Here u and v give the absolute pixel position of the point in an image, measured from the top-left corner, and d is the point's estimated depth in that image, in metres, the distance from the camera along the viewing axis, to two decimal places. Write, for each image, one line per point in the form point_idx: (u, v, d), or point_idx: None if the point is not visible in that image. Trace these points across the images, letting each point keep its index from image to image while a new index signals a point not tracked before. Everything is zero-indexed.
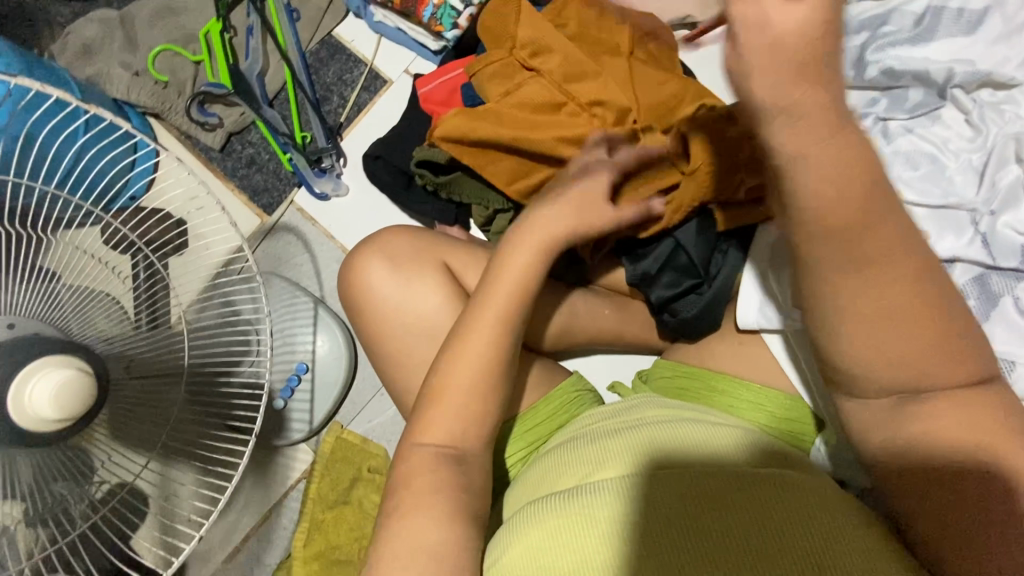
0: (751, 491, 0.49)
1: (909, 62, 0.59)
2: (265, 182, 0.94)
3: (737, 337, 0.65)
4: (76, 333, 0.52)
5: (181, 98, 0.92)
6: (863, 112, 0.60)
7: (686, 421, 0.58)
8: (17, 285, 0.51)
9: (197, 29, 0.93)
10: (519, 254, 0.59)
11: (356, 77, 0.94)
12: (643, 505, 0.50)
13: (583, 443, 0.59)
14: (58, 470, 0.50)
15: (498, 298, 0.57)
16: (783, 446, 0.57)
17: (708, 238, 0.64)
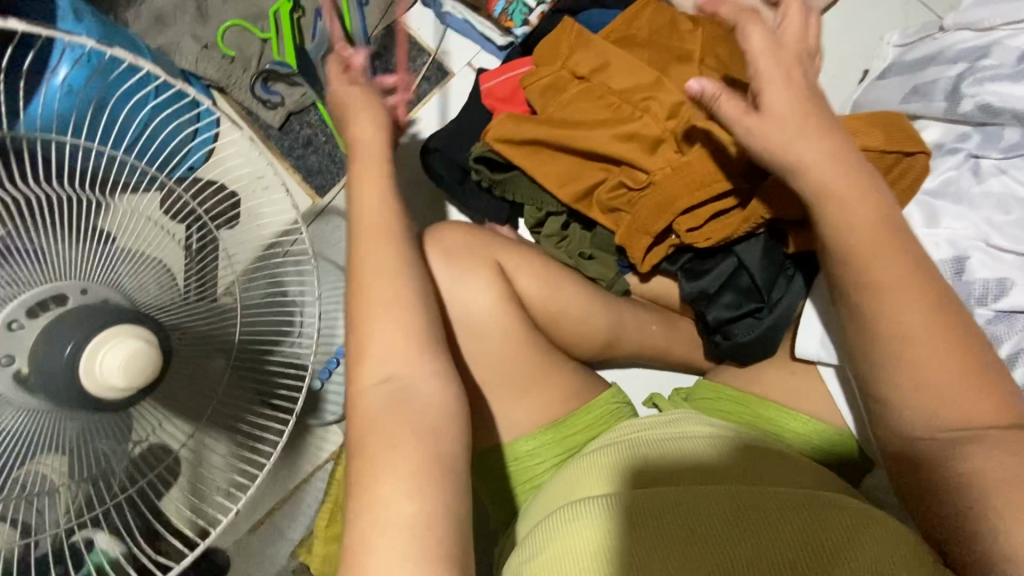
0: (775, 508, 0.49)
1: (1009, 100, 0.56)
2: (319, 163, 0.95)
3: (790, 367, 0.64)
4: (139, 300, 0.54)
5: (245, 74, 0.93)
6: (953, 146, 0.58)
7: (704, 436, 0.59)
8: (79, 246, 0.51)
9: (267, 7, 0.94)
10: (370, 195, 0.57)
11: (418, 66, 0.92)
12: (684, 521, 0.49)
13: (603, 453, 0.59)
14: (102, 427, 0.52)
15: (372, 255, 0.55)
16: (814, 471, 0.57)
17: (774, 262, 0.62)
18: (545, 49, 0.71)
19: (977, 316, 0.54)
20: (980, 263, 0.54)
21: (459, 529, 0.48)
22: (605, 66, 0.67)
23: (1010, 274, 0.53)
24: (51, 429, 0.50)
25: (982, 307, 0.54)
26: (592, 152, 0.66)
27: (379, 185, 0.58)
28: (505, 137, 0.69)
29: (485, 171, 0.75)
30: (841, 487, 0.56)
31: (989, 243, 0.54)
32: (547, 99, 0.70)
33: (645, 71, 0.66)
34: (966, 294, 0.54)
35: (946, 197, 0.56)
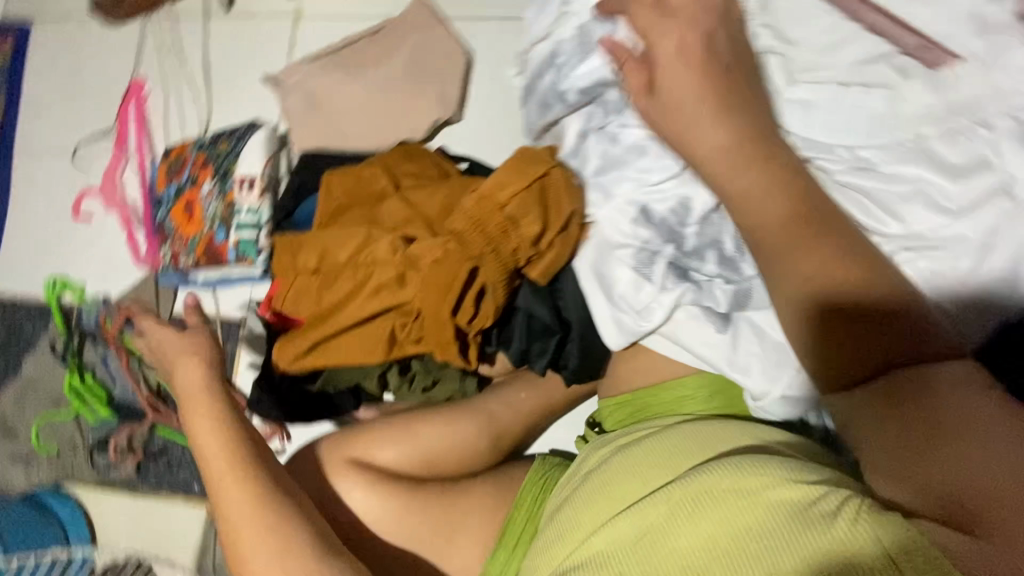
0: (705, 484, 0.49)
1: (590, 76, 0.63)
2: (190, 474, 0.93)
3: (630, 352, 0.67)
4: None
5: (77, 453, 0.95)
6: (583, 130, 0.64)
7: (644, 444, 0.59)
8: None
9: (60, 386, 0.97)
10: (202, 427, 0.61)
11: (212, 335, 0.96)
12: (629, 546, 0.51)
13: (565, 507, 0.59)
14: None
15: (229, 481, 0.57)
16: (736, 430, 0.58)
17: (546, 292, 0.67)
18: (279, 263, 0.76)
19: (688, 239, 0.59)
20: (655, 202, 0.60)
21: None
22: (320, 251, 0.72)
23: (684, 194, 0.59)
24: None
25: (686, 228, 0.59)
26: (364, 317, 0.70)
27: (206, 416, 0.62)
28: (296, 356, 0.73)
29: (305, 386, 0.78)
30: (764, 431, 0.59)
31: (652, 183, 0.60)
32: (302, 302, 0.74)
33: (352, 232, 0.71)
34: (668, 228, 0.60)
35: (609, 169, 0.62)
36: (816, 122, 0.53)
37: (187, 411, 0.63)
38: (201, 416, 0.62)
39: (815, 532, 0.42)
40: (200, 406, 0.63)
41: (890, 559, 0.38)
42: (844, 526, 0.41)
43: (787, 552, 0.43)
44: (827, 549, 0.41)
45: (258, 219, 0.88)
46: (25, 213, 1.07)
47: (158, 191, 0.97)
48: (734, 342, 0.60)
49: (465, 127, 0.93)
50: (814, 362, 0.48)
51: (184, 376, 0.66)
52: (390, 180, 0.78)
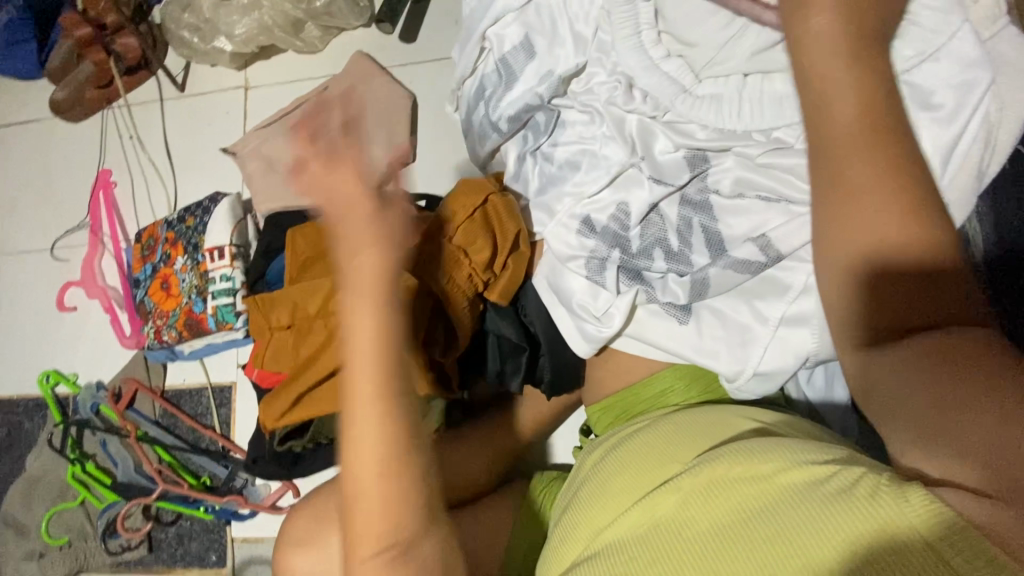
0: (719, 475, 0.47)
1: (515, 104, 0.66)
2: (202, 543, 0.94)
3: (603, 358, 0.69)
4: None
5: (89, 540, 0.96)
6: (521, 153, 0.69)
7: (647, 437, 0.58)
8: None
9: (65, 476, 0.98)
10: (365, 321, 0.55)
11: (207, 403, 0.98)
12: (641, 538, 0.48)
13: (571, 508, 0.58)
14: None
15: (367, 400, 0.54)
16: (732, 420, 0.57)
17: (511, 311, 0.69)
18: (256, 320, 0.78)
19: (633, 241, 0.62)
20: (595, 211, 0.63)
21: None
22: (291, 308, 0.75)
23: (620, 199, 0.62)
24: None
25: (630, 231, 0.62)
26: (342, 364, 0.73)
27: (374, 313, 0.55)
28: (282, 413, 0.74)
29: (296, 441, 0.78)
30: (756, 416, 0.59)
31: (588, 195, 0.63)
32: (282, 358, 0.76)
33: (318, 283, 0.74)
34: (612, 234, 0.62)
35: (547, 188, 0.66)
36: (729, 112, 0.56)
37: (350, 296, 0.55)
38: (361, 303, 0.55)
39: (836, 508, 0.40)
40: (366, 300, 0.55)
41: (928, 544, 0.36)
42: (867, 499, 0.39)
43: (806, 530, 0.41)
44: (853, 529, 0.39)
45: (233, 285, 0.91)
46: (11, 314, 1.10)
47: (135, 272, 1.00)
48: (697, 329, 0.61)
49: (419, 165, 0.96)
50: (856, 298, 0.45)
51: (359, 263, 0.55)
52: None
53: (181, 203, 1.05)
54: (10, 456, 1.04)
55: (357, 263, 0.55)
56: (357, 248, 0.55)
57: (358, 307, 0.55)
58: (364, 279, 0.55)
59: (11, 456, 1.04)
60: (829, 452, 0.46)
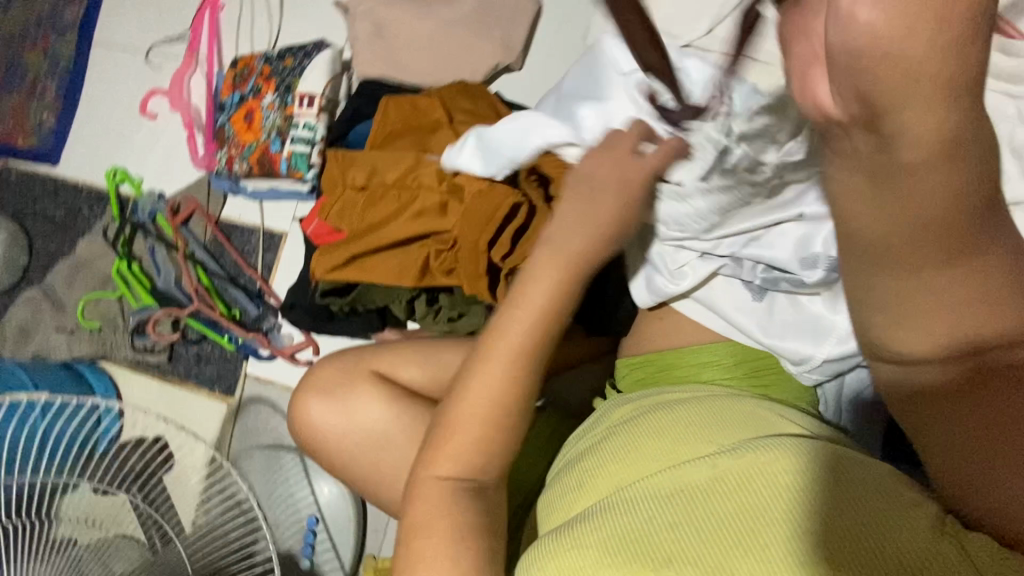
0: (767, 467, 0.47)
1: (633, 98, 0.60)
2: (217, 369, 0.99)
3: (657, 314, 0.68)
4: None
5: (117, 333, 1.00)
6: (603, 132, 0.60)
7: (683, 409, 0.58)
8: (38, 560, 0.67)
9: (108, 269, 1.03)
10: (545, 284, 0.57)
11: (255, 244, 1.01)
12: (668, 498, 0.49)
13: (591, 455, 0.59)
14: None
15: (496, 365, 0.56)
16: (776, 417, 0.57)
17: None
18: (336, 174, 0.78)
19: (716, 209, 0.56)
20: None
21: None
22: (371, 172, 0.75)
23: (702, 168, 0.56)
24: None
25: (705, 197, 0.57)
26: (402, 239, 0.73)
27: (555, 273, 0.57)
28: (332, 267, 0.76)
29: (337, 300, 0.80)
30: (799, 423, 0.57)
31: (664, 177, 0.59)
32: (346, 216, 0.76)
33: (406, 155, 0.74)
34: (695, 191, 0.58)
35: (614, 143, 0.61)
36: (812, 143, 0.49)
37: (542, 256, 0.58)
38: (545, 275, 0.57)
39: (891, 525, 0.42)
40: (548, 266, 0.57)
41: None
42: (917, 534, 0.41)
43: (850, 542, 0.41)
44: (908, 548, 0.40)
45: (312, 136, 0.90)
46: (93, 106, 1.12)
47: (220, 98, 1.00)
48: (769, 309, 0.60)
49: (523, 77, 0.93)
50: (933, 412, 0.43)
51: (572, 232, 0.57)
52: (447, 111, 0.79)
53: (280, 44, 1.04)
54: (63, 234, 1.07)
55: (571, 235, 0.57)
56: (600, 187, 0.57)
57: (542, 268, 0.57)
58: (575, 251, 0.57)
59: (65, 234, 1.07)
60: (869, 469, 0.46)
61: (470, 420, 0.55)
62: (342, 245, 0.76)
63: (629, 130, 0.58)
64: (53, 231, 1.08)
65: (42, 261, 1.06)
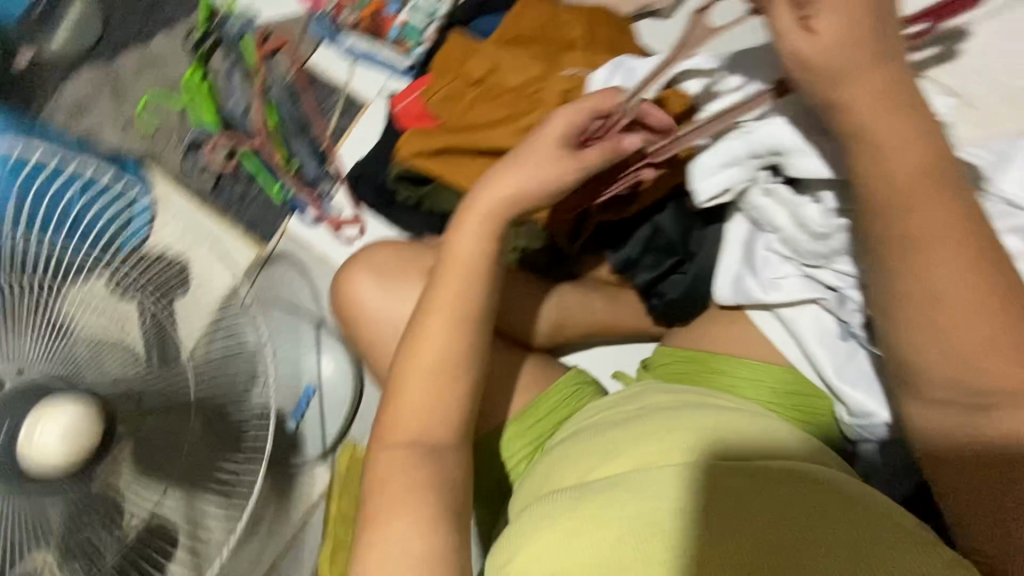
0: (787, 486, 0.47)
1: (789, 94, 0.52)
2: (258, 214, 0.96)
3: (726, 317, 0.64)
4: (87, 375, 0.57)
5: (171, 143, 0.97)
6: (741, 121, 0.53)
7: (712, 413, 0.56)
8: (33, 336, 0.56)
9: (179, 76, 0.98)
10: (468, 235, 0.58)
11: (334, 102, 0.95)
12: (678, 495, 0.48)
13: (596, 434, 0.58)
14: (85, 508, 0.54)
15: (442, 312, 0.57)
16: (819, 450, 0.55)
17: (686, 217, 0.64)
18: (456, 60, 0.74)
19: (807, 242, 0.55)
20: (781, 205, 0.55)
21: (440, 532, 0.50)
22: (492, 69, 0.70)
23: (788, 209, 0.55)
24: (37, 510, 0.52)
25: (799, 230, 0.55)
26: (501, 150, 0.68)
27: (484, 233, 0.57)
28: (416, 154, 0.72)
29: (408, 189, 0.77)
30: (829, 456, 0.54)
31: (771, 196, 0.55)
32: (451, 107, 0.72)
33: (535, 65, 0.69)
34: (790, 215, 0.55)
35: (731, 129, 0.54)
36: None
37: (471, 214, 0.58)
38: (479, 230, 0.58)
39: None
40: (475, 220, 0.57)
41: None
42: None
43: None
44: None
45: (433, 11, 0.88)
46: None
47: None
48: (848, 352, 0.58)
49: (668, 26, 0.85)
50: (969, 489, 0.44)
51: (490, 186, 0.57)
52: (589, 34, 0.73)
53: None
54: (143, 23, 1.01)
55: (497, 184, 0.57)
56: (517, 166, 0.57)
57: (466, 224, 0.58)
58: (492, 204, 0.57)
59: (144, 23, 1.01)
60: (906, 532, 0.44)
61: (432, 363, 0.56)
62: (435, 135, 0.71)
63: (751, 129, 0.52)
64: (133, 15, 1.01)
65: (114, 44, 1.00)
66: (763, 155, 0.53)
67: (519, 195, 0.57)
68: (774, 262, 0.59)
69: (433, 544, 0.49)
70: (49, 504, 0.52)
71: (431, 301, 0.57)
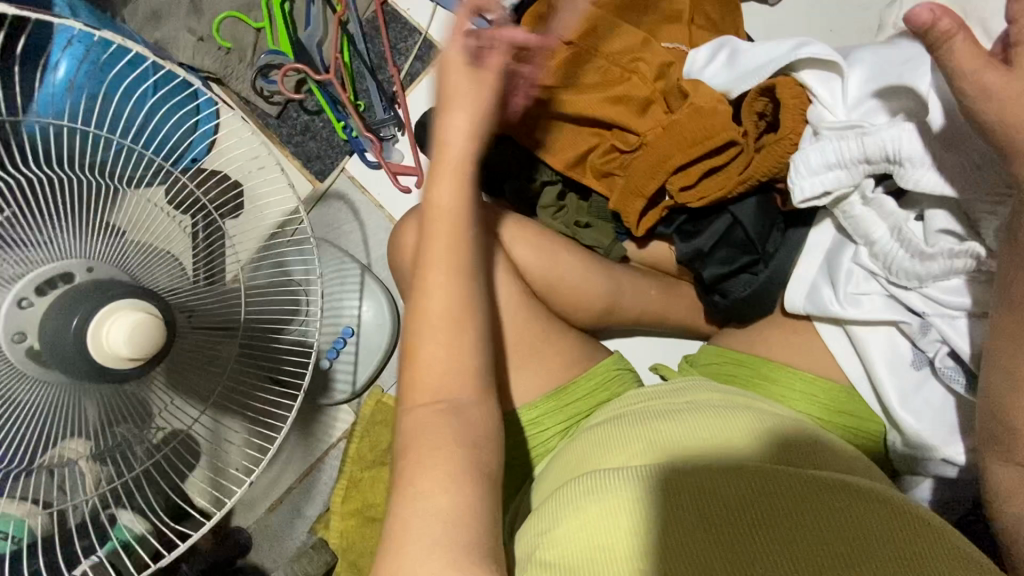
0: (847, 497, 0.45)
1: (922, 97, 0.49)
2: (318, 148, 0.95)
3: (791, 327, 0.62)
4: (144, 282, 0.54)
5: (242, 64, 0.95)
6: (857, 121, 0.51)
7: (768, 422, 0.54)
8: (93, 232, 0.52)
9: None
10: (443, 187, 0.56)
11: (410, 46, 0.94)
12: (733, 496, 0.46)
13: (633, 423, 0.57)
14: (122, 412, 0.53)
15: (438, 263, 0.54)
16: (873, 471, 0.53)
17: (768, 215, 0.61)
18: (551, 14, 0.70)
19: (907, 260, 0.52)
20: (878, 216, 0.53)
21: (478, 498, 0.49)
22: (590, 31, 0.67)
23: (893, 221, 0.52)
24: (76, 403, 0.50)
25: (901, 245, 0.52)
26: (582, 116, 0.66)
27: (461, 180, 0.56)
28: None
29: None
30: (873, 473, 0.52)
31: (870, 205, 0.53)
32: None
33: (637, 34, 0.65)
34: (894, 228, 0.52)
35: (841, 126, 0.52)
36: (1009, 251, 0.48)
37: (436, 164, 0.56)
38: (448, 177, 0.56)
39: None
40: (450, 176, 0.55)
41: None
42: None
43: None
44: None
45: None
46: None
47: None
48: (918, 382, 0.55)
49: (775, 13, 0.79)
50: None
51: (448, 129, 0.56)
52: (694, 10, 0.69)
53: None
54: None
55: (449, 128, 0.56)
56: (458, 98, 0.55)
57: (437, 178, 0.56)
58: (455, 146, 0.56)
59: None
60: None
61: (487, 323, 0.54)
62: None
63: (866, 132, 0.50)
64: None
65: None
66: (877, 161, 0.50)
67: (465, 132, 0.55)
68: (861, 278, 0.56)
69: (474, 509, 0.48)
70: (88, 400, 0.51)
71: (426, 259, 0.55)
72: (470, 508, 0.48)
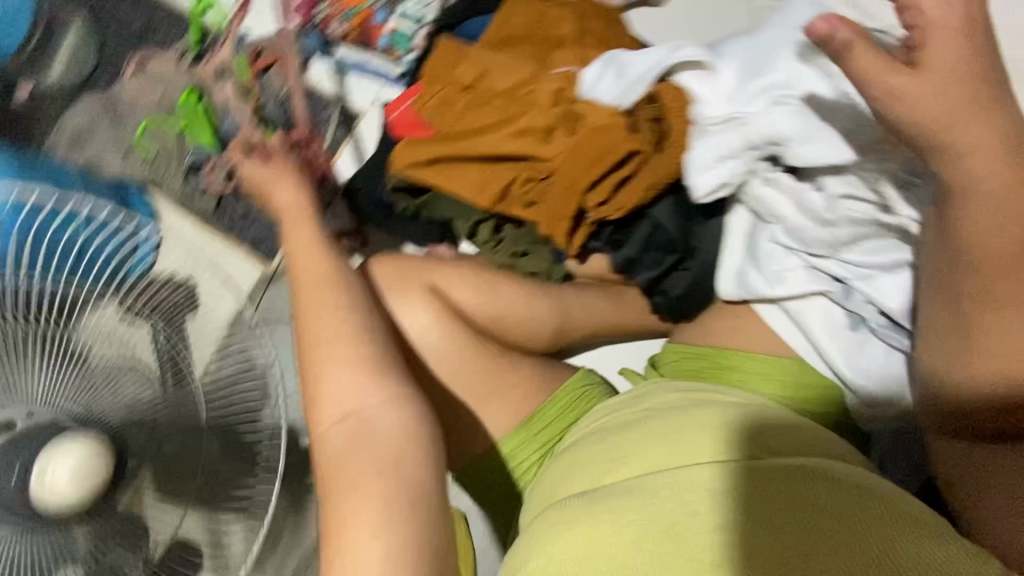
0: (804, 480, 0.46)
1: (792, 80, 0.52)
2: None
3: (734, 313, 0.63)
4: (101, 408, 0.57)
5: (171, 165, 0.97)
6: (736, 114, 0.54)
7: (723, 412, 0.55)
8: (39, 375, 0.55)
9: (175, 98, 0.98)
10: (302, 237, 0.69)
11: (328, 116, 0.95)
12: (690, 498, 0.47)
13: (601, 440, 0.58)
14: (113, 533, 0.56)
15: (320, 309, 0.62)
16: (828, 438, 0.54)
17: (685, 212, 0.63)
18: (445, 64, 0.73)
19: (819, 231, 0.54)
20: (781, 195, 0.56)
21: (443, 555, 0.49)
22: (484, 73, 0.70)
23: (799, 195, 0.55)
24: (63, 540, 0.53)
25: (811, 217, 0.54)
26: (494, 154, 0.68)
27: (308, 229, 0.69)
28: (410, 164, 0.72)
29: (404, 200, 0.77)
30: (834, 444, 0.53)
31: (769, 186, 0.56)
32: (442, 113, 0.71)
33: (528, 66, 0.68)
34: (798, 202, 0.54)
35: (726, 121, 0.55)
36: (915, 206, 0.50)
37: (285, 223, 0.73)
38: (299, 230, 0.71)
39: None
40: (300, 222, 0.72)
41: None
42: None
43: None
44: None
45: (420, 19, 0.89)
46: None
47: None
48: (859, 342, 0.56)
49: (664, 15, 0.83)
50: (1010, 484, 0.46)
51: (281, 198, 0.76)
52: (578, 32, 0.72)
53: None
54: (138, 48, 1.02)
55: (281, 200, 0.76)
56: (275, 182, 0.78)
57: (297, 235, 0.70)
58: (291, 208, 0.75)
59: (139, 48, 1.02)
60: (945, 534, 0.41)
61: None
62: (426, 142, 0.71)
63: (751, 117, 0.53)
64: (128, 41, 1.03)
65: (112, 71, 1.02)
66: (762, 145, 0.54)
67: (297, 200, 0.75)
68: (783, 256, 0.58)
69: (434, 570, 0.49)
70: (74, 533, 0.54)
71: (306, 312, 0.63)
72: (424, 542, 0.51)
